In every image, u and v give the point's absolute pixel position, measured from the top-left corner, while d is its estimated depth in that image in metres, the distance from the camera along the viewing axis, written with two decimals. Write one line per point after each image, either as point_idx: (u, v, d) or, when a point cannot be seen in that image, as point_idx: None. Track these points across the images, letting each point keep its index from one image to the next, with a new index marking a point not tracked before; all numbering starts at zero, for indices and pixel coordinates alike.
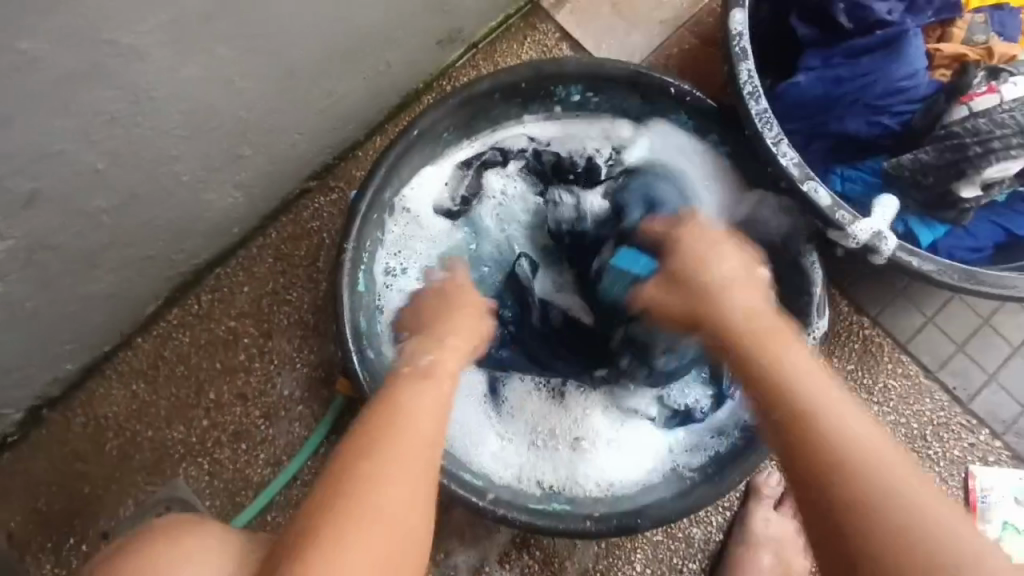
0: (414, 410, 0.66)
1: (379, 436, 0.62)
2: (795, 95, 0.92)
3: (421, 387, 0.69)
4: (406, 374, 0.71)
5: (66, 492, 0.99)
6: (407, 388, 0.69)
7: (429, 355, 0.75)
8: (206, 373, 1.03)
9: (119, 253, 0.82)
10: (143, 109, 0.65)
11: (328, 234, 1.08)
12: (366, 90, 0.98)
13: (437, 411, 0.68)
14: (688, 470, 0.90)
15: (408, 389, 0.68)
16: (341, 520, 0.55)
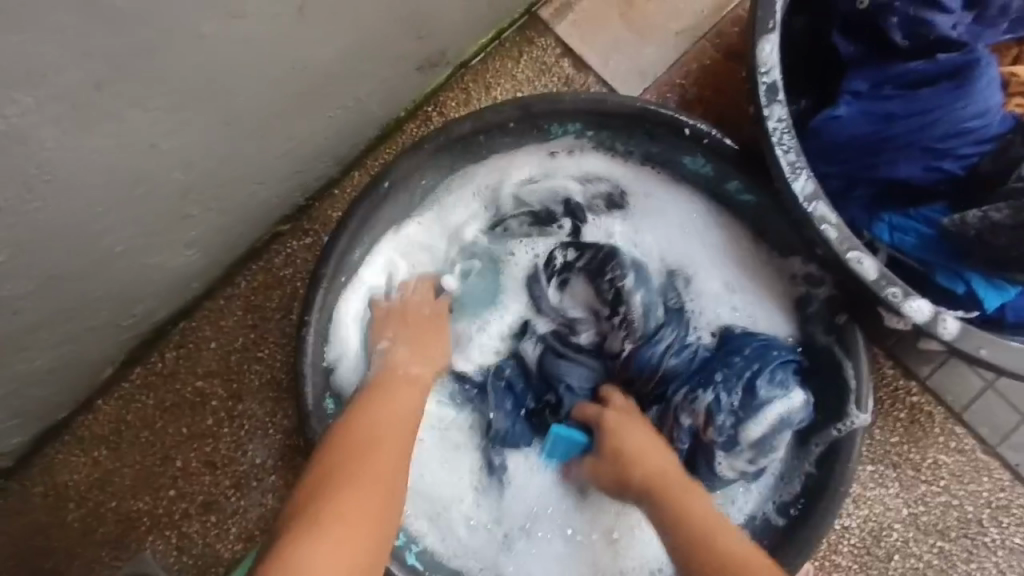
0: (394, 398, 0.70)
1: (364, 425, 0.65)
2: (834, 134, 0.77)
3: (396, 398, 0.70)
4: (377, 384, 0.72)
5: (27, 567, 0.92)
6: (388, 392, 0.71)
7: (393, 345, 0.77)
8: (172, 438, 0.95)
9: (51, 330, 0.73)
10: (39, 193, 0.55)
11: (303, 283, 0.98)
12: (334, 128, 0.86)
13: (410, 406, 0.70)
14: None
15: (391, 392, 0.71)
16: (312, 529, 0.54)
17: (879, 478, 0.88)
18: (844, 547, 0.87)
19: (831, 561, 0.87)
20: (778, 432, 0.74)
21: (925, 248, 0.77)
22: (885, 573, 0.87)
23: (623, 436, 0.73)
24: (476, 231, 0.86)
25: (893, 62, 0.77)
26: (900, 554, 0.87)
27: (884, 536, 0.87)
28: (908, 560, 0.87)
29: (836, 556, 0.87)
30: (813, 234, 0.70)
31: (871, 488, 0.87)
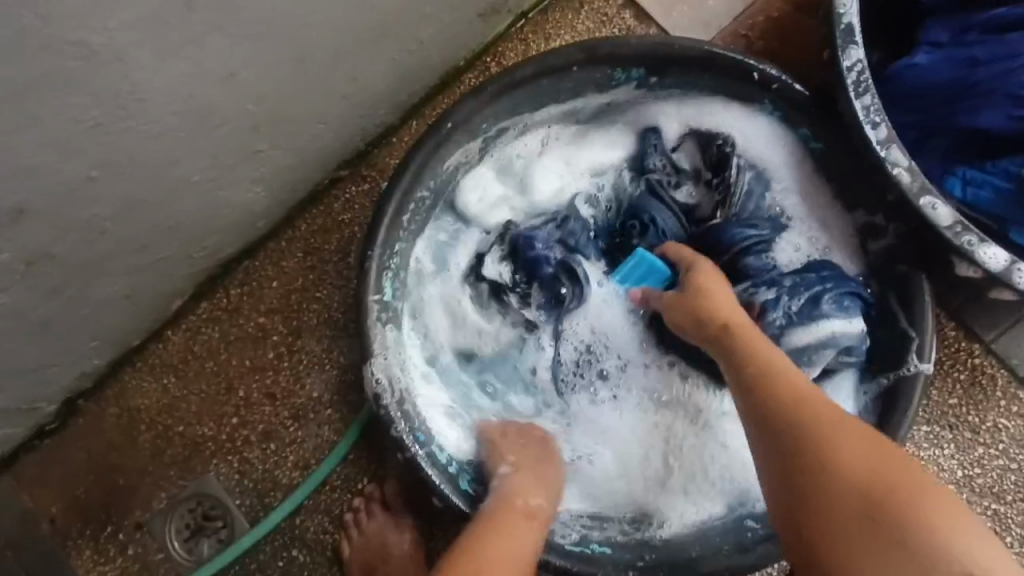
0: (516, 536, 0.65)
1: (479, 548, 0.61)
2: (912, 79, 0.76)
3: (513, 532, 0.65)
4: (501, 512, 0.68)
5: (102, 483, 0.99)
6: (510, 522, 0.66)
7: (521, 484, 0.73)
8: (235, 370, 1.00)
9: (130, 257, 0.77)
10: (130, 112, 0.58)
11: (360, 228, 1.00)
12: (396, 72, 0.87)
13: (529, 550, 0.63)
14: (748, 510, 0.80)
15: (512, 525, 0.66)
16: None
17: (935, 438, 0.87)
18: None
19: None
20: (820, 347, 0.73)
21: (996, 204, 0.75)
22: None
23: (708, 285, 0.73)
24: (514, 156, 0.87)
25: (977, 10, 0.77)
26: None
27: None
28: None
29: None
30: (885, 180, 0.69)
31: (925, 448, 0.87)
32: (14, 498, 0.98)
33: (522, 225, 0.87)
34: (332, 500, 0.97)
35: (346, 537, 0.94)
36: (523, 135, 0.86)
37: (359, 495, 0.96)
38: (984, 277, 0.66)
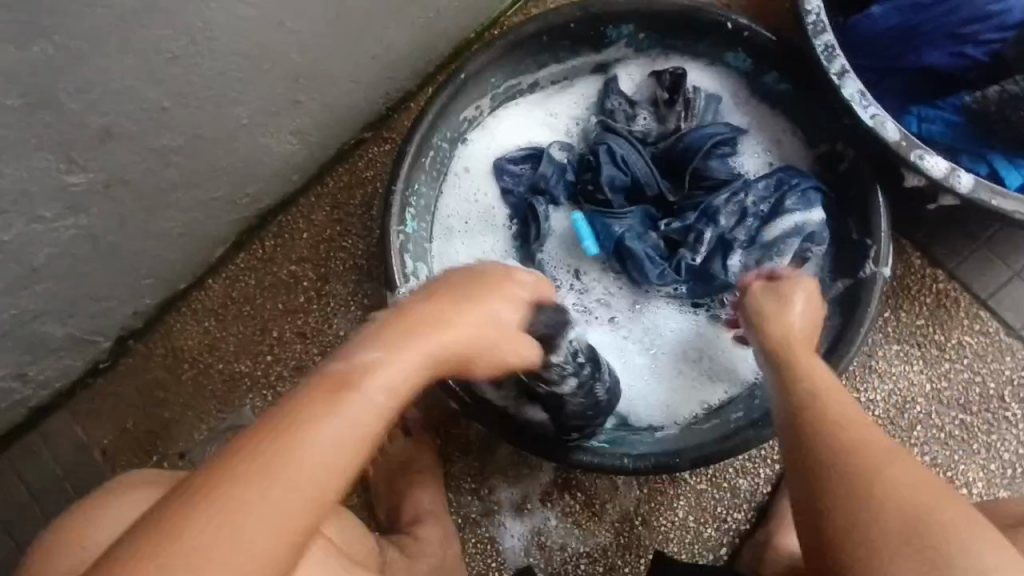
0: (324, 433, 0.50)
1: (290, 439, 0.49)
2: (869, 29, 0.87)
3: (323, 417, 0.50)
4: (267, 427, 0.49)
5: (149, 416, 1.09)
6: (316, 412, 0.50)
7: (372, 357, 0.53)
8: (269, 313, 1.10)
9: (187, 193, 0.88)
10: (200, 48, 0.70)
11: (382, 183, 1.10)
12: (416, 38, 0.99)
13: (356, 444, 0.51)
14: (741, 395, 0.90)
15: (318, 414, 0.50)
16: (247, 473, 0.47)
17: (905, 356, 0.96)
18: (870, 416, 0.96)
19: None
20: (786, 237, 0.89)
21: (952, 136, 0.84)
22: (909, 441, 0.95)
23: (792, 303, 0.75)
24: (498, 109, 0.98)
25: None
26: (923, 425, 0.95)
27: (908, 408, 0.95)
28: (930, 431, 0.95)
29: None
30: (842, 106, 0.80)
31: (895, 364, 0.96)
32: (69, 429, 1.08)
33: (510, 166, 0.97)
34: None
35: (367, 459, 1.00)
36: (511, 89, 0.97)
37: None
38: (928, 184, 0.78)
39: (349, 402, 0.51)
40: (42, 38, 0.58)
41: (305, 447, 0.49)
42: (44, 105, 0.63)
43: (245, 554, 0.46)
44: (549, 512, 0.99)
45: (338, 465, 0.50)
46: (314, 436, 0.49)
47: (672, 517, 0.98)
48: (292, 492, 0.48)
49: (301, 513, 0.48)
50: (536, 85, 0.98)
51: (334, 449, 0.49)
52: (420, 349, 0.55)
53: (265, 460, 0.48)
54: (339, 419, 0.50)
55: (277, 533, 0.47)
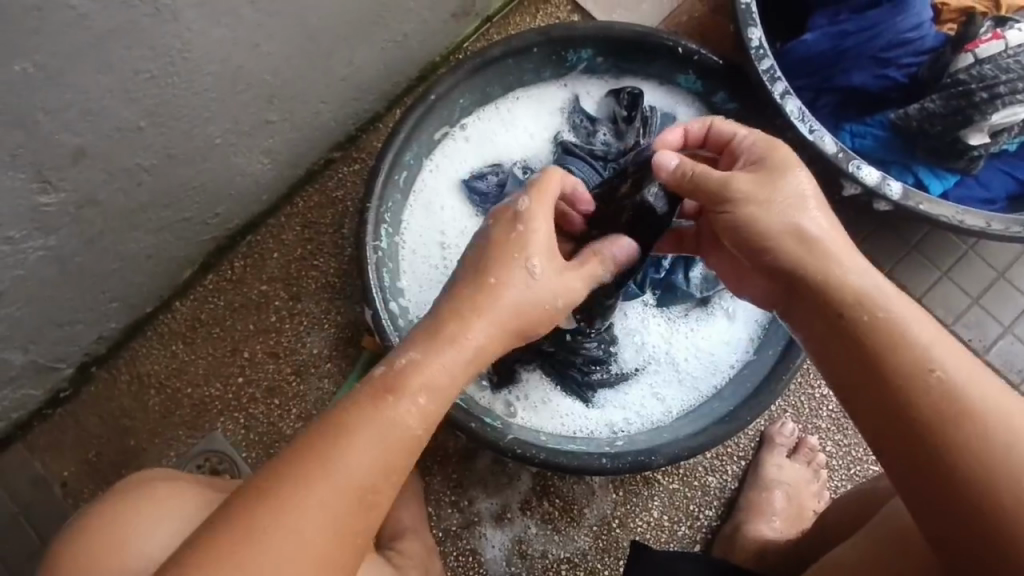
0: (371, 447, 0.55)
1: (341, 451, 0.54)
2: (802, 52, 0.94)
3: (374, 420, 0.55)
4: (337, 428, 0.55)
5: (114, 445, 1.05)
6: (364, 420, 0.55)
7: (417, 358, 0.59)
8: (240, 334, 1.09)
9: (158, 213, 0.88)
10: (178, 68, 0.71)
11: (352, 204, 1.12)
12: (385, 60, 1.02)
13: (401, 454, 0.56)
14: (704, 396, 0.95)
15: (366, 424, 0.55)
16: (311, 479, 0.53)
17: None
18: (824, 411, 1.03)
19: (812, 423, 1.02)
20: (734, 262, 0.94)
21: (879, 149, 0.93)
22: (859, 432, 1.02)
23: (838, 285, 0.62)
24: (467, 129, 1.01)
25: None
26: None
27: None
28: None
29: (816, 419, 1.02)
30: (784, 122, 0.87)
31: None
32: (28, 464, 1.04)
33: (475, 186, 1.00)
34: None
35: None
36: (480, 113, 1.01)
37: None
38: (863, 191, 0.86)
39: (394, 413, 0.56)
40: (22, 57, 0.58)
41: (350, 454, 0.54)
42: (22, 125, 0.63)
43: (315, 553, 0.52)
44: (528, 521, 1.01)
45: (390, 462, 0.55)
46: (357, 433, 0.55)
47: (647, 518, 1.00)
48: (346, 491, 0.53)
49: (354, 511, 0.54)
50: (503, 108, 1.02)
51: (378, 450, 0.55)
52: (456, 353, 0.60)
53: (317, 477, 0.53)
54: (380, 421, 0.56)
55: (340, 522, 0.53)
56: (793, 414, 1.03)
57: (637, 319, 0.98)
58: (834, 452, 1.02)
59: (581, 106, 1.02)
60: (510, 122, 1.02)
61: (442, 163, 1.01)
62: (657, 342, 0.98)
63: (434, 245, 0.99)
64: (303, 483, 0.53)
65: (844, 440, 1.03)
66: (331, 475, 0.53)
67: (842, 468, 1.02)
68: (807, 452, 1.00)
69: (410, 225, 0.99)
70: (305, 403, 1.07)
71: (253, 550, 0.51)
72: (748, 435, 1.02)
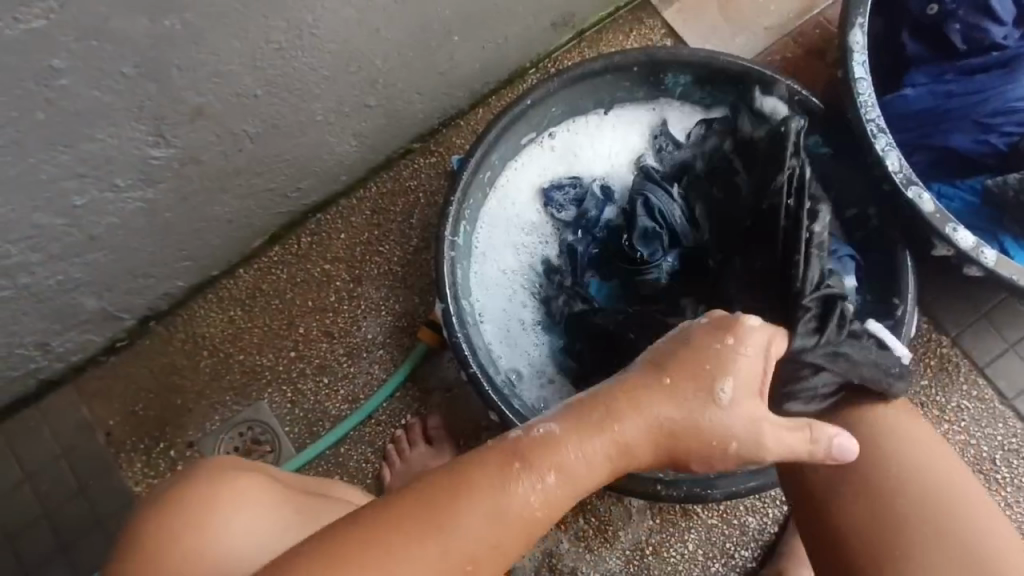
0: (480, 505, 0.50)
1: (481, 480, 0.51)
2: (901, 107, 0.94)
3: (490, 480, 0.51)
4: (503, 452, 0.53)
5: (160, 400, 1.05)
6: (492, 471, 0.51)
7: (553, 428, 0.54)
8: (297, 309, 1.08)
9: (249, 180, 0.89)
10: (303, 42, 0.73)
11: (424, 195, 1.11)
12: (481, 61, 1.03)
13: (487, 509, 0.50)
14: None
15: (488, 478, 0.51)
16: (425, 518, 0.50)
17: None
18: None
19: None
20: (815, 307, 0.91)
21: (967, 214, 0.93)
22: None
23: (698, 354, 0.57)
24: (552, 139, 1.02)
25: (956, 60, 0.95)
26: None
27: None
28: None
29: None
30: (881, 173, 0.87)
31: None
32: (75, 408, 1.04)
33: (546, 199, 1.01)
34: (376, 433, 1.05)
35: (388, 464, 1.02)
36: (575, 124, 1.02)
37: (401, 427, 1.05)
38: (955, 254, 0.85)
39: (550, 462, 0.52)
40: (174, 14, 0.60)
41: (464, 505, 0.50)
42: (155, 78, 0.65)
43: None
44: (562, 536, 0.99)
45: (515, 523, 0.51)
46: (531, 485, 0.51)
47: (682, 549, 0.99)
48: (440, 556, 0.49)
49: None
50: (591, 122, 1.02)
51: (495, 519, 0.50)
52: (608, 442, 0.53)
53: (429, 519, 0.50)
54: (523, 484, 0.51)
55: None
56: None
57: None
58: None
59: (666, 129, 1.02)
60: (599, 138, 1.03)
61: (522, 168, 1.01)
62: None
63: (505, 252, 1.00)
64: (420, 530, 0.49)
65: None
66: (445, 528, 0.49)
67: None
68: None
69: (485, 228, 1.00)
70: (346, 390, 1.06)
71: None
72: None
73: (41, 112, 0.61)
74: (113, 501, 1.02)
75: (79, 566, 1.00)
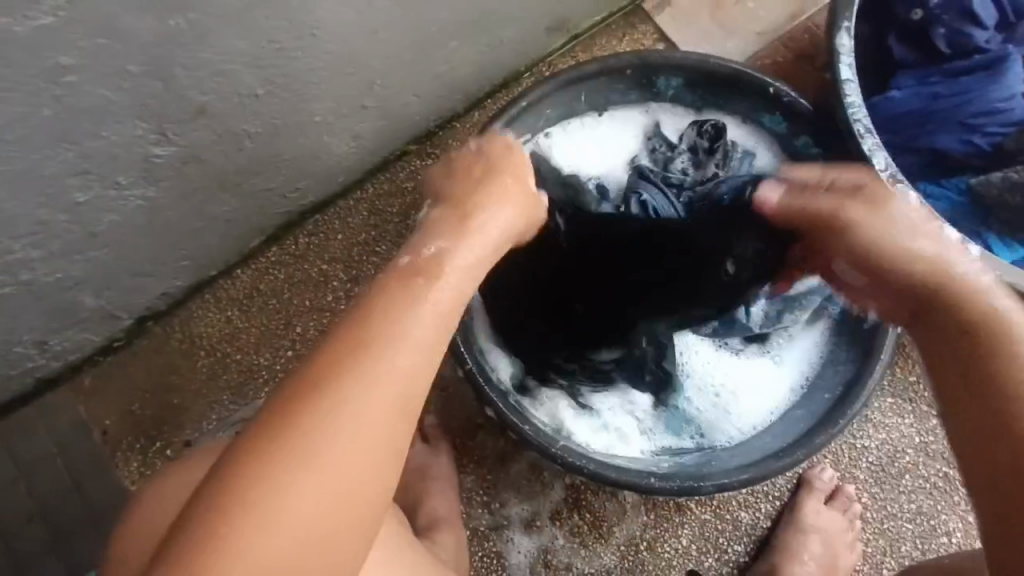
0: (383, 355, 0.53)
1: (372, 331, 0.54)
2: (888, 109, 0.97)
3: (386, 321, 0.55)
4: (392, 283, 0.58)
5: (156, 399, 1.06)
6: (390, 309, 0.55)
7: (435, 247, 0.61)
8: (295, 309, 1.09)
9: (248, 179, 0.90)
10: (304, 43, 0.75)
11: (421, 196, 1.12)
12: (477, 65, 1.05)
13: (393, 359, 0.53)
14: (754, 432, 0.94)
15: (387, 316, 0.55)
16: (331, 382, 0.51)
17: (897, 409, 1.04)
18: (862, 462, 1.03)
19: (850, 473, 1.03)
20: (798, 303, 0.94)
21: (952, 213, 0.95)
22: (896, 488, 1.02)
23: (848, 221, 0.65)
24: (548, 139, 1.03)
25: (942, 63, 0.97)
26: (911, 474, 1.03)
27: (897, 457, 1.03)
28: (918, 480, 1.02)
29: (855, 470, 1.03)
30: None
31: (889, 417, 1.03)
32: (71, 407, 1.04)
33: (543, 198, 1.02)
34: None
35: None
36: (570, 125, 1.04)
37: None
38: None
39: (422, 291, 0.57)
40: (179, 13, 0.61)
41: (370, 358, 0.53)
42: (159, 77, 0.66)
43: (359, 442, 0.51)
44: (557, 532, 1.00)
45: (430, 343, 0.56)
46: (423, 307, 0.56)
47: (676, 545, 1.00)
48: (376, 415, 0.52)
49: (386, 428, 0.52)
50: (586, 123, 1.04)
51: (403, 357, 0.54)
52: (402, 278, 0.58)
53: (336, 387, 0.51)
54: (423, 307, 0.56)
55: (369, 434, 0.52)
56: (832, 461, 1.03)
57: (678, 349, 0.99)
58: (870, 504, 1.02)
59: (659, 131, 1.04)
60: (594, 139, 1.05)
61: None
62: (698, 377, 0.99)
63: None
64: (332, 392, 0.51)
65: (880, 494, 1.02)
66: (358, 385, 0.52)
67: (875, 522, 1.02)
68: (843, 500, 1.00)
69: None
70: None
71: (294, 464, 0.49)
72: (785, 475, 1.02)
73: (46, 109, 0.62)
74: (109, 500, 1.02)
75: (75, 564, 1.00)
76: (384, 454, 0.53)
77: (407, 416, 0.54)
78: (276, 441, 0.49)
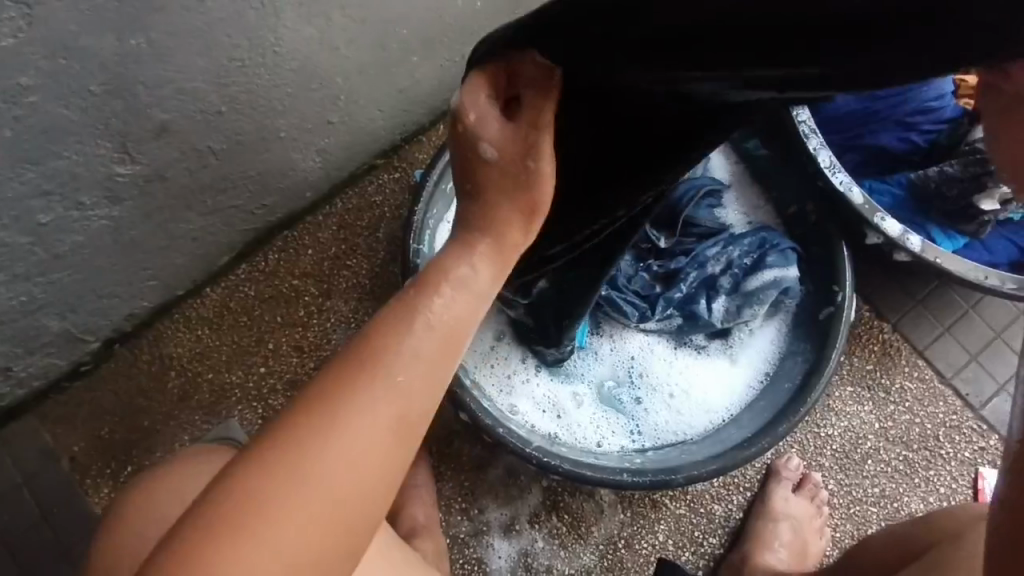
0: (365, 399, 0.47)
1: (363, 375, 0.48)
2: (832, 111, 1.02)
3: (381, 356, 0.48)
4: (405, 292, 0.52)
5: (126, 424, 1.04)
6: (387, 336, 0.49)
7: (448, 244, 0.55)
8: (267, 326, 1.09)
9: (214, 197, 0.90)
10: (266, 60, 0.77)
11: (388, 208, 1.14)
12: (439, 80, 1.07)
13: (379, 405, 0.47)
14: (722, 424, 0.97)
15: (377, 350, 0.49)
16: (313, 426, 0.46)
17: (856, 397, 1.08)
18: (827, 450, 1.07)
19: (816, 461, 1.06)
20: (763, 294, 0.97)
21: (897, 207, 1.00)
22: (860, 473, 1.06)
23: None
24: None
25: None
26: (872, 459, 1.07)
27: (859, 444, 1.07)
28: (880, 464, 1.07)
29: (821, 457, 1.06)
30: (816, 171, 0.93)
31: (850, 404, 1.08)
32: (36, 435, 1.02)
33: None
34: None
35: None
36: None
37: None
38: (885, 242, 0.92)
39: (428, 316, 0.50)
40: (140, 32, 0.63)
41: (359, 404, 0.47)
42: (120, 96, 0.67)
43: (340, 474, 0.46)
44: (536, 535, 1.01)
45: (418, 388, 0.49)
46: (412, 343, 0.49)
47: (653, 540, 1.02)
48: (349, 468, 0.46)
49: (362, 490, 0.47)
50: None
51: (385, 402, 0.47)
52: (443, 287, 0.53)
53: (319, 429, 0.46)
54: (418, 332, 0.50)
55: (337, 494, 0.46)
56: (798, 450, 1.06)
57: (643, 349, 1.02)
58: (836, 491, 1.06)
59: None
60: None
61: None
62: (665, 375, 1.01)
63: None
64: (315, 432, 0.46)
65: (845, 480, 1.06)
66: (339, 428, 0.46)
67: (842, 507, 1.06)
68: (810, 488, 1.03)
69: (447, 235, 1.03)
70: None
71: (259, 517, 0.44)
72: (754, 467, 1.06)
73: (8, 130, 0.62)
74: (79, 528, 1.00)
75: None
76: (370, 488, 0.47)
77: (370, 495, 0.47)
78: (247, 515, 0.44)
